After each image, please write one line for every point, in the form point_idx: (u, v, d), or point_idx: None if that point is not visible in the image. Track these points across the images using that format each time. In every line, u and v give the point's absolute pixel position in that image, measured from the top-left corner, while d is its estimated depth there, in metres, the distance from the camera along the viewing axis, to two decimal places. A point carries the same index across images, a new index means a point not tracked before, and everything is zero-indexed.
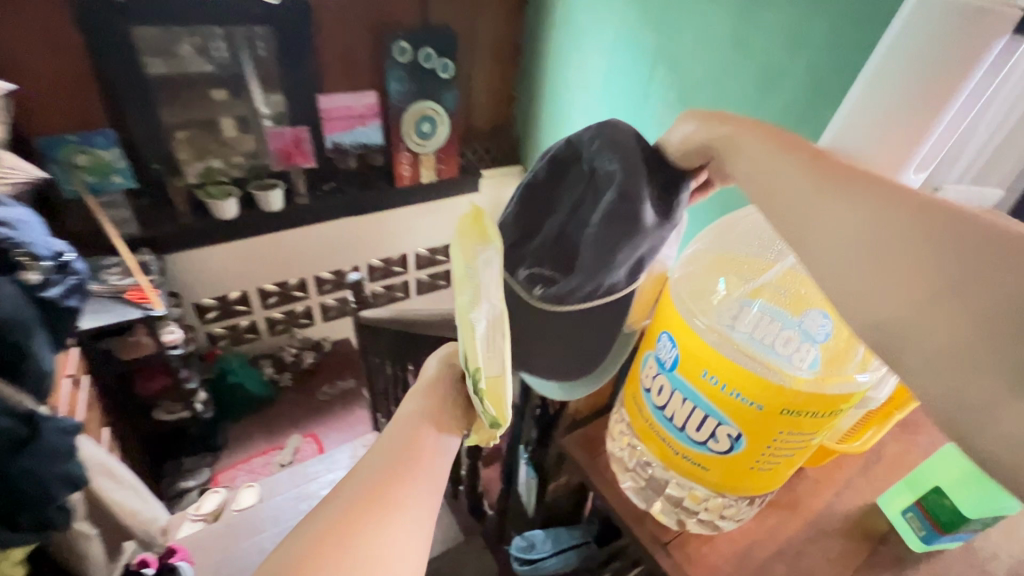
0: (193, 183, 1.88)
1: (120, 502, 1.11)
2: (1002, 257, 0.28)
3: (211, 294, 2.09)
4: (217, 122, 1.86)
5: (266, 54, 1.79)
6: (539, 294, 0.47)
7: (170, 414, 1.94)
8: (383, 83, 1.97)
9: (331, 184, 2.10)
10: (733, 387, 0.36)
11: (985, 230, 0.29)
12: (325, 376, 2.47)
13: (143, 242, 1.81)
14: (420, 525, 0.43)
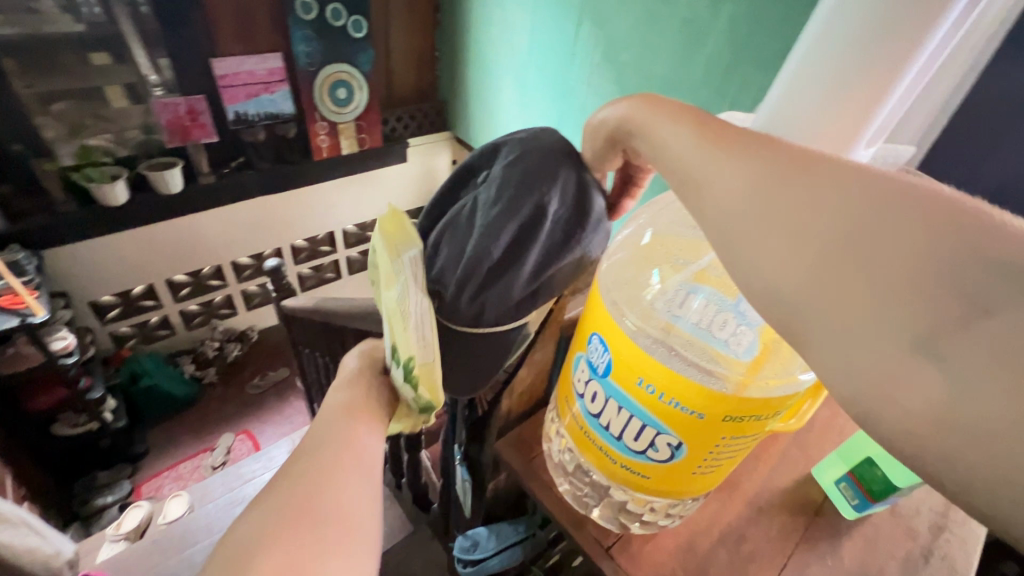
0: (67, 166, 1.62)
1: (9, 541, 0.97)
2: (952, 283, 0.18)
3: (109, 291, 1.88)
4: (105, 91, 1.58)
5: (147, 10, 1.51)
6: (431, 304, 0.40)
7: (73, 428, 1.74)
8: (287, 44, 1.75)
9: (240, 160, 1.90)
10: (669, 394, 0.32)
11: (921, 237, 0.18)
12: (254, 368, 2.31)
13: (11, 239, 1.59)
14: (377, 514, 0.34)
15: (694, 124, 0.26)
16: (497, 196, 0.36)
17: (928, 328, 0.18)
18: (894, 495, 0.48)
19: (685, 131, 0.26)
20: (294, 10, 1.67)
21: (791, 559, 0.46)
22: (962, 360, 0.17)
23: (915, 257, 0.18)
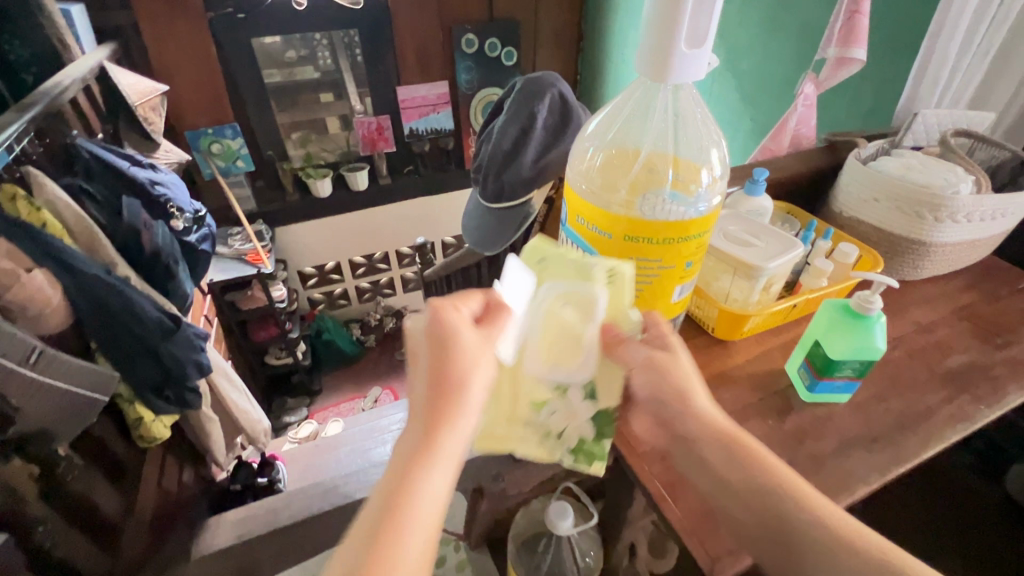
0: (296, 166, 2.23)
1: (233, 400, 1.44)
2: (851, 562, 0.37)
3: (312, 263, 2.46)
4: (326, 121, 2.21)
5: (361, 60, 2.07)
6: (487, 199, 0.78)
7: (277, 359, 2.33)
8: (452, 73, 2.18)
9: (410, 167, 2.38)
10: (590, 225, 0.49)
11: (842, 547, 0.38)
12: (404, 339, 2.75)
13: (259, 216, 2.20)
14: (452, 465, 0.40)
15: (722, 433, 0.45)
16: (508, 115, 0.72)
17: None
18: (842, 377, 0.54)
19: (714, 431, 0.45)
20: (460, 46, 2.11)
21: (736, 414, 0.56)
22: None
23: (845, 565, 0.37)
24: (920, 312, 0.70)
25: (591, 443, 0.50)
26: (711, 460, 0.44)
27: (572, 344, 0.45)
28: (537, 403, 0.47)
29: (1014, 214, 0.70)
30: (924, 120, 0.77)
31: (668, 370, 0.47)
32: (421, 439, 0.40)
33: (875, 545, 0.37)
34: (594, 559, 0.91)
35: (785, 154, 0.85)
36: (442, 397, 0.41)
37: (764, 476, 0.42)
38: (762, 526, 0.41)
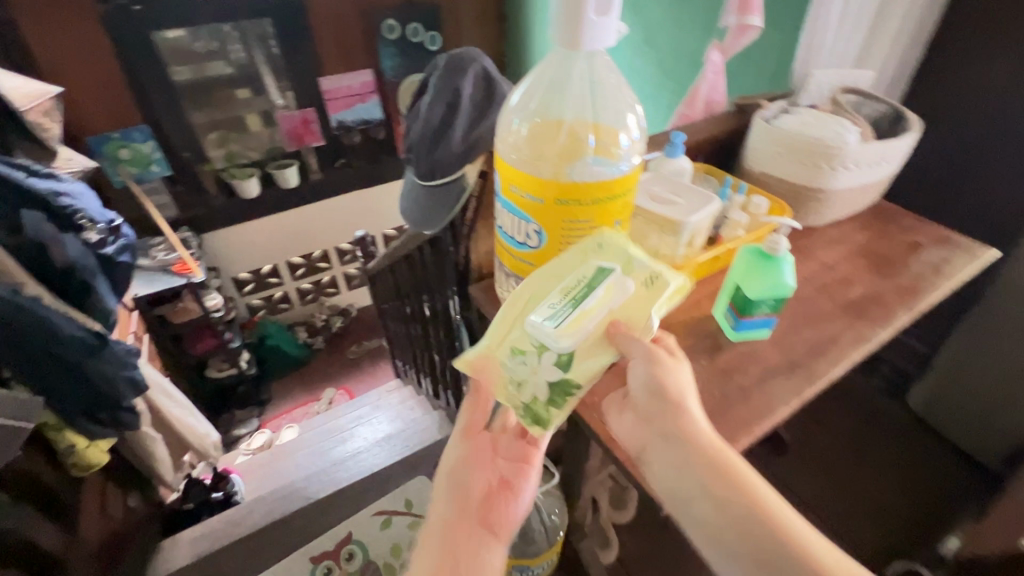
0: (218, 166, 2.08)
1: (176, 416, 1.37)
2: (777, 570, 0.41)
3: (246, 268, 2.34)
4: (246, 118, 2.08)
5: (277, 51, 1.96)
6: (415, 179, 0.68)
7: (219, 371, 2.22)
8: (376, 61, 2.12)
9: (342, 160, 2.28)
10: (523, 192, 0.51)
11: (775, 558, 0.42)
12: (353, 338, 2.69)
13: (182, 223, 2.07)
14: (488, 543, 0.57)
15: (694, 441, 0.46)
16: (435, 89, 0.66)
17: None
18: (760, 314, 0.60)
19: (687, 440, 0.46)
20: (382, 32, 2.04)
21: None
22: None
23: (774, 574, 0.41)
24: (826, 252, 0.78)
25: (543, 408, 0.49)
26: (675, 463, 0.46)
27: (596, 328, 0.47)
28: (524, 350, 0.49)
29: (895, 159, 0.79)
30: (816, 80, 0.85)
31: (672, 390, 0.48)
32: (458, 490, 0.59)
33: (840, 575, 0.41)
34: (560, 515, 0.92)
35: (701, 120, 0.91)
36: (466, 464, 0.59)
37: (751, 506, 0.44)
38: (746, 554, 0.43)
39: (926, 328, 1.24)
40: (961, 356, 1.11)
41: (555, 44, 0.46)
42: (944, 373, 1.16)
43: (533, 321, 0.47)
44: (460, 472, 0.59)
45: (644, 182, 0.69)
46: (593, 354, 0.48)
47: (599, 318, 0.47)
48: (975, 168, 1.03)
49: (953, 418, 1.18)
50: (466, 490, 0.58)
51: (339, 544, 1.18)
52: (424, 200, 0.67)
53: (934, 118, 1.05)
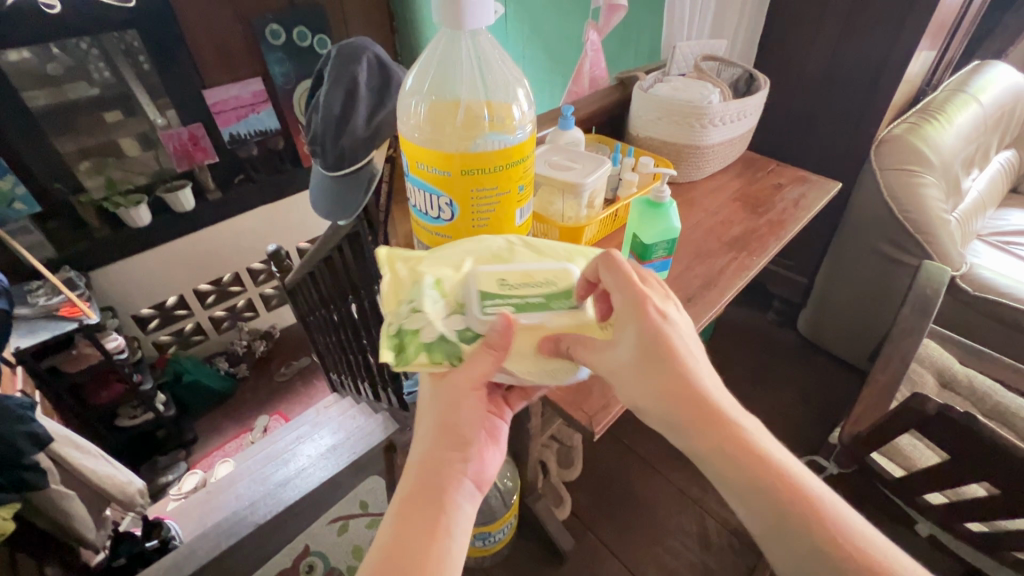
0: (98, 197, 1.87)
1: (92, 468, 1.26)
2: (769, 484, 0.43)
3: (147, 303, 2.15)
4: (121, 143, 1.89)
5: (149, 67, 1.78)
6: (325, 169, 0.67)
7: (132, 419, 2.05)
8: (264, 68, 1.97)
9: (242, 176, 2.15)
10: (430, 167, 0.54)
11: (764, 471, 0.44)
12: (280, 359, 2.56)
13: (63, 261, 1.86)
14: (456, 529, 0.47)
15: (662, 367, 0.47)
16: (330, 79, 0.65)
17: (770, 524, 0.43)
18: (657, 257, 0.68)
19: (655, 367, 0.47)
20: (265, 38, 1.89)
21: None
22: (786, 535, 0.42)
23: (768, 490, 0.43)
24: (708, 200, 0.89)
25: (413, 346, 0.50)
26: (653, 398, 0.47)
27: (533, 338, 0.51)
28: (444, 293, 0.52)
29: (753, 114, 0.91)
30: (681, 51, 0.95)
31: (667, 338, 0.47)
32: (426, 455, 0.51)
33: (832, 508, 0.42)
34: (512, 479, 0.97)
35: (588, 94, 0.99)
36: (451, 422, 0.51)
37: (744, 449, 0.44)
38: (739, 490, 0.44)
39: (800, 262, 1.44)
40: (833, 280, 1.29)
41: (440, 22, 0.50)
42: (822, 297, 1.35)
43: (477, 282, 0.52)
44: (448, 432, 0.51)
45: (542, 154, 0.75)
46: (517, 354, 0.50)
47: (542, 320, 0.51)
48: (827, 119, 1.19)
49: (834, 335, 1.37)
50: (442, 452, 0.50)
51: (298, 559, 1.20)
52: (334, 185, 0.67)
53: (787, 79, 1.20)
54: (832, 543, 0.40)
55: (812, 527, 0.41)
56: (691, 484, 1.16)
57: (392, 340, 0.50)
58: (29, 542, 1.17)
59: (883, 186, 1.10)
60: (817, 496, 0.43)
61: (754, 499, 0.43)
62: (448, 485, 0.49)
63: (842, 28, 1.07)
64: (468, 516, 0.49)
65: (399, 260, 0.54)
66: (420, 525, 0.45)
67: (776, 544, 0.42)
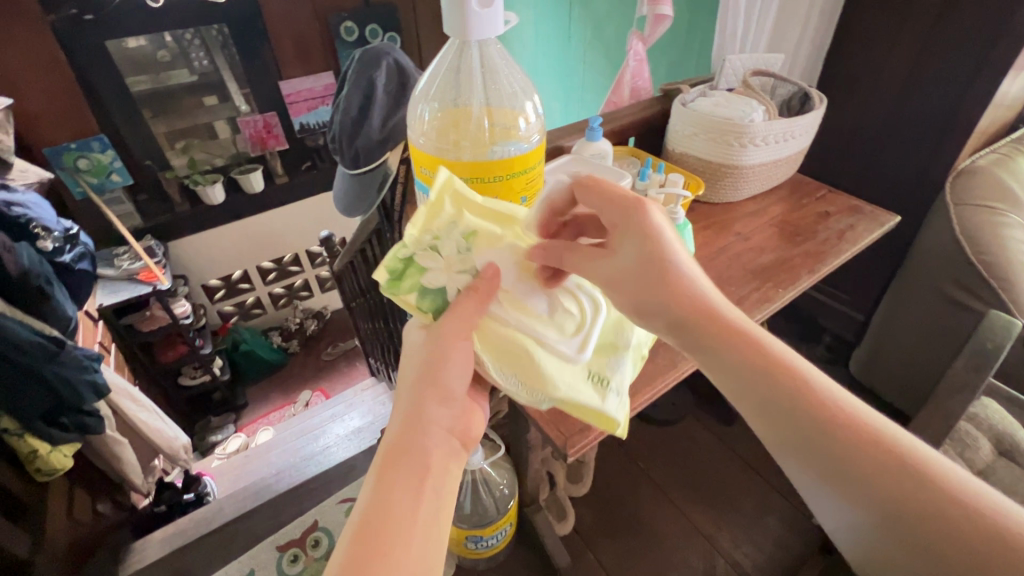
0: (181, 174, 2.04)
1: (143, 421, 1.39)
2: (833, 429, 0.39)
3: (215, 275, 2.32)
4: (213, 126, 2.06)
5: (235, 57, 1.91)
6: (346, 167, 0.75)
7: (191, 378, 2.23)
8: (336, 63, 2.07)
9: (308, 163, 2.27)
10: (434, 174, 0.55)
11: (825, 418, 0.40)
12: (328, 340, 2.69)
13: (148, 231, 2.03)
14: (442, 490, 0.43)
15: (686, 295, 0.45)
16: (352, 84, 0.71)
17: (834, 474, 0.39)
18: None
19: (684, 296, 0.45)
20: (339, 34, 1.98)
21: None
22: (852, 486, 0.38)
23: (831, 437, 0.39)
24: (742, 224, 0.84)
25: (410, 282, 0.49)
26: (683, 328, 0.45)
27: (521, 347, 0.48)
28: (471, 250, 0.49)
29: (803, 134, 0.84)
30: (731, 64, 0.91)
31: (664, 247, 0.46)
32: (411, 408, 0.46)
33: (847, 401, 0.41)
34: (508, 487, 0.94)
35: (628, 106, 0.96)
36: (437, 374, 0.47)
37: (759, 352, 0.43)
38: (770, 412, 0.42)
39: (857, 297, 1.33)
40: (892, 320, 1.18)
41: (450, 31, 0.51)
42: (877, 337, 1.23)
43: (501, 258, 0.49)
44: (436, 388, 0.47)
45: (563, 165, 0.74)
46: (496, 344, 0.48)
47: (534, 330, 0.49)
48: (902, 144, 1.08)
49: (886, 379, 1.25)
50: (428, 409, 0.46)
51: (306, 532, 1.18)
52: (353, 182, 0.75)
53: (857, 99, 1.10)
54: (854, 436, 0.39)
55: (833, 422, 0.39)
56: (704, 519, 1.11)
57: (394, 264, 0.49)
58: (82, 479, 1.30)
59: (955, 222, 0.99)
60: (873, 424, 0.40)
61: (776, 404, 0.41)
62: (430, 446, 0.45)
63: (923, 47, 0.97)
64: (456, 478, 0.46)
65: (450, 191, 0.50)
66: (405, 488, 0.42)
67: (794, 444, 0.40)
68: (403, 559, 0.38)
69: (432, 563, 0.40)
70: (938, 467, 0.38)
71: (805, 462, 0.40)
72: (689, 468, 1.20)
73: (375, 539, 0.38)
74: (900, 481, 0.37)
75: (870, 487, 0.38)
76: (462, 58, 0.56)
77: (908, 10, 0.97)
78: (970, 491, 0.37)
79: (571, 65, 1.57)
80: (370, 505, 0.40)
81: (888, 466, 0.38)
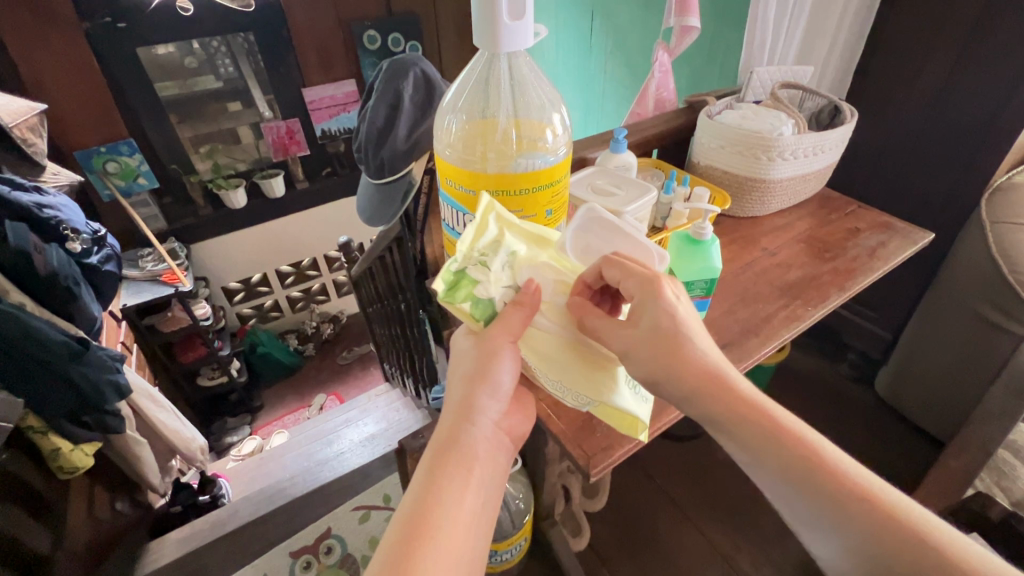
0: (206, 178, 2.07)
1: (162, 420, 1.41)
2: (835, 499, 0.39)
3: (235, 278, 2.35)
4: (238, 132, 2.10)
5: (261, 65, 1.95)
6: (371, 176, 0.75)
7: (210, 380, 2.25)
8: (358, 71, 2.09)
9: (329, 169, 2.30)
10: (458, 185, 0.54)
11: (830, 487, 0.39)
12: (343, 344, 2.71)
13: (172, 233, 2.05)
14: (484, 485, 0.44)
15: (694, 360, 0.44)
16: (378, 94, 0.72)
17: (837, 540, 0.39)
18: (695, 295, 0.64)
19: (691, 360, 0.44)
20: (362, 43, 2.00)
21: None
22: (851, 554, 0.38)
23: (834, 508, 0.39)
24: (768, 239, 0.82)
25: (464, 292, 0.46)
26: (690, 394, 0.44)
27: (560, 353, 0.49)
28: (513, 269, 0.48)
29: (833, 148, 0.82)
30: (759, 76, 0.90)
31: (672, 312, 0.45)
32: (463, 399, 0.47)
33: (852, 467, 0.40)
34: (524, 501, 0.93)
35: (652, 117, 0.96)
36: (486, 370, 0.47)
37: (760, 415, 0.43)
38: (775, 476, 0.41)
39: (884, 313, 1.29)
40: (921, 339, 1.14)
41: (478, 42, 0.50)
42: (906, 355, 1.20)
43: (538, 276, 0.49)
44: (484, 382, 0.47)
45: (588, 176, 0.73)
46: (540, 354, 0.50)
47: (575, 338, 0.50)
48: (933, 159, 1.05)
49: (915, 399, 1.22)
50: (480, 401, 0.46)
51: (320, 538, 1.22)
52: (378, 190, 0.75)
53: (889, 111, 1.08)
54: (853, 497, 0.38)
55: (831, 481, 0.39)
56: (722, 539, 1.08)
57: (451, 275, 0.45)
58: (101, 477, 1.31)
59: (991, 241, 0.97)
60: (881, 494, 0.39)
61: (775, 469, 0.41)
62: (478, 441, 0.45)
63: (958, 60, 0.95)
64: (502, 468, 0.46)
65: (495, 213, 0.48)
66: (452, 480, 0.42)
67: (796, 503, 0.40)
68: (445, 551, 0.39)
69: (473, 554, 0.40)
70: (941, 536, 0.36)
71: (804, 522, 0.40)
72: (710, 485, 1.17)
73: (418, 529, 0.39)
74: (905, 556, 0.36)
75: (867, 548, 0.37)
76: (489, 71, 0.56)
77: (942, 21, 0.95)
78: (969, 556, 0.35)
79: (594, 75, 1.57)
80: (416, 499, 0.41)
81: (882, 527, 0.37)
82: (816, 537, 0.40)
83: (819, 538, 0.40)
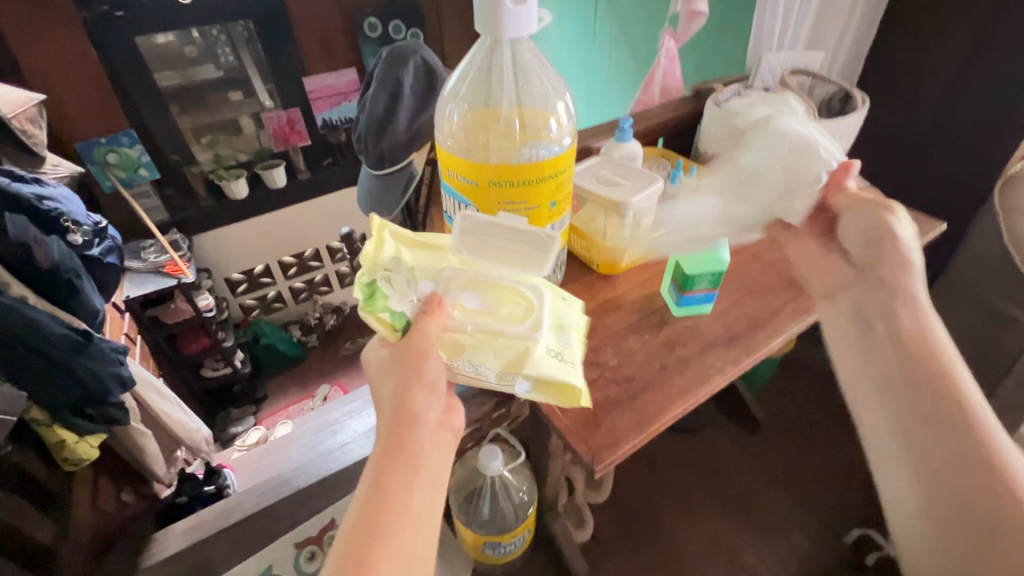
0: (207, 169, 2.06)
1: (166, 413, 1.42)
2: (947, 441, 0.45)
3: (237, 269, 2.34)
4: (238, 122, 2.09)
5: (261, 54, 1.93)
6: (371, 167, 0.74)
7: (214, 370, 2.25)
8: (359, 59, 2.05)
9: (330, 159, 2.28)
10: (459, 176, 0.53)
11: (943, 431, 0.46)
12: (347, 335, 2.70)
13: (173, 224, 2.05)
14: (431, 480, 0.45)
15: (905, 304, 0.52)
16: (378, 83, 0.71)
17: (926, 469, 0.46)
18: (702, 288, 0.63)
19: (895, 305, 0.52)
20: (363, 30, 1.97)
21: (616, 332, 0.64)
22: (923, 483, 0.46)
23: (939, 446, 0.46)
24: None
25: (377, 304, 0.50)
26: (895, 331, 0.51)
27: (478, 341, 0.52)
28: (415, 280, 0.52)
29: (844, 136, 0.80)
30: (768, 63, 0.88)
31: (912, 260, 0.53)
32: (399, 405, 0.47)
33: (987, 424, 0.46)
34: (528, 493, 0.93)
35: (658, 105, 0.94)
36: (417, 374, 0.47)
37: (929, 361, 0.49)
38: (896, 406, 0.49)
39: None
40: None
41: (479, 28, 0.49)
42: None
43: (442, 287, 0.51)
44: (418, 382, 0.47)
45: (593, 166, 0.71)
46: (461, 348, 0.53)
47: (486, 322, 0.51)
48: (946, 148, 1.03)
49: None
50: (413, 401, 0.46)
51: (322, 530, 1.24)
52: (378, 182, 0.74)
53: (902, 98, 1.05)
54: (960, 442, 0.45)
55: (947, 426, 0.46)
56: (727, 532, 1.08)
57: (366, 288, 0.51)
58: (106, 469, 1.32)
59: (1004, 231, 0.95)
60: (993, 451, 0.44)
61: (898, 404, 0.49)
62: (422, 441, 0.45)
63: (975, 45, 0.92)
64: (446, 465, 0.47)
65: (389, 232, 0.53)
66: (401, 483, 0.43)
67: (902, 435, 0.48)
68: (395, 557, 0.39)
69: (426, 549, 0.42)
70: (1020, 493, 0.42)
71: (896, 450, 0.48)
72: (716, 478, 1.16)
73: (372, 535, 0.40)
74: (968, 492, 0.43)
75: (938, 477, 0.45)
76: (492, 57, 0.55)
77: (958, 5, 0.92)
78: None
79: (599, 62, 1.54)
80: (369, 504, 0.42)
81: (964, 468, 0.44)
82: (895, 466, 0.48)
83: (895, 472, 0.48)
